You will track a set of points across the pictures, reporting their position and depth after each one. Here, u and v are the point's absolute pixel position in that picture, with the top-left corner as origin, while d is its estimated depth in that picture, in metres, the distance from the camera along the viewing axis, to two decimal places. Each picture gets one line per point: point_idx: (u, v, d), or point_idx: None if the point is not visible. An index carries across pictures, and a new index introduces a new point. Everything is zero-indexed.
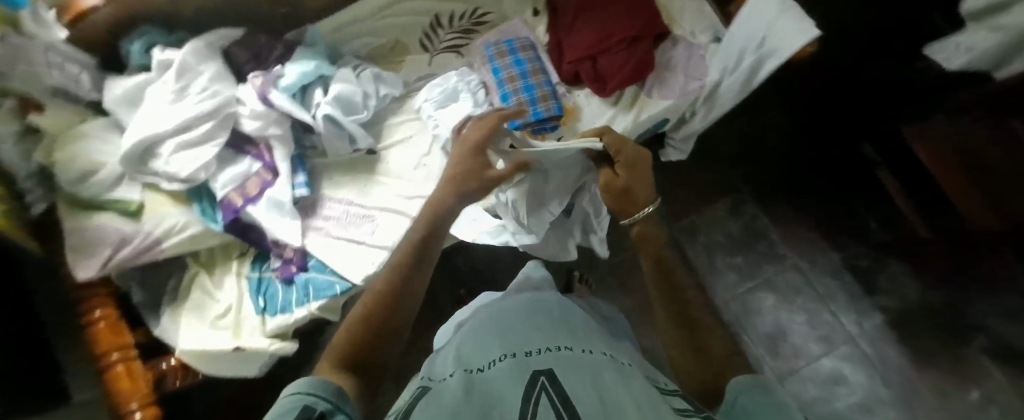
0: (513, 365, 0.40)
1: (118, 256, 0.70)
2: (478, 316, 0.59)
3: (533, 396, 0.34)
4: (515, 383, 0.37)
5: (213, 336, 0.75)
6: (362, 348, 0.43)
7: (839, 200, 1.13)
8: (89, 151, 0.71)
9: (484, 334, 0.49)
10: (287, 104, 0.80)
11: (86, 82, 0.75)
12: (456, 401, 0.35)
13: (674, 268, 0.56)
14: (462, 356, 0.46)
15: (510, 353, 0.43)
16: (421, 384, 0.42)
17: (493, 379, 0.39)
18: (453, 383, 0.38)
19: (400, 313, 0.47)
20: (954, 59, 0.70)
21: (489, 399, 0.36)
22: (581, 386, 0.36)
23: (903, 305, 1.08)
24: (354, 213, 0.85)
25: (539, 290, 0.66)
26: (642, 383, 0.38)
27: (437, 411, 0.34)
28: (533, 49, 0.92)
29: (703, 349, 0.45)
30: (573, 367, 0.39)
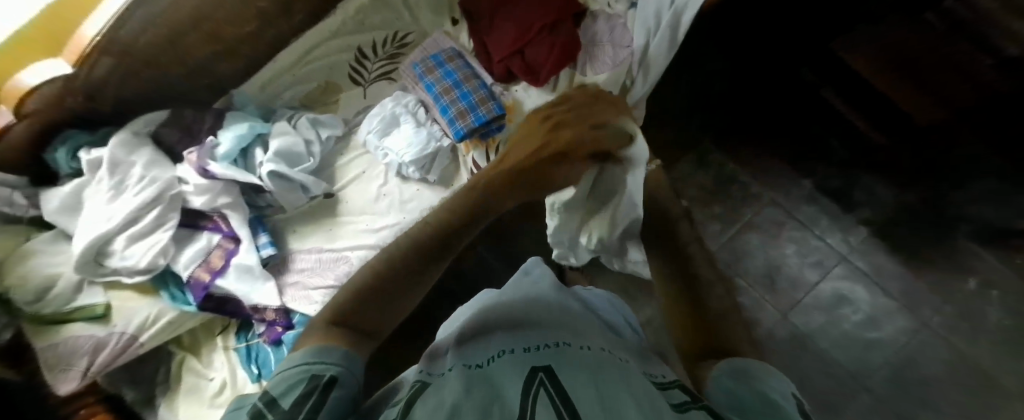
0: (518, 361, 0.39)
1: (98, 362, 0.70)
2: (476, 311, 0.57)
3: (532, 391, 0.32)
4: (514, 378, 0.35)
5: (214, 414, 0.75)
6: (356, 313, 0.41)
7: (796, 128, 1.14)
8: (41, 267, 0.71)
9: (487, 331, 0.47)
10: (229, 171, 0.80)
11: (21, 201, 0.75)
12: (457, 394, 0.33)
13: (678, 223, 0.57)
14: (460, 351, 0.44)
15: (513, 349, 0.41)
16: (419, 379, 0.40)
17: (495, 373, 0.37)
18: (452, 378, 0.36)
19: (407, 290, 0.44)
20: None
21: (490, 389, 0.34)
22: (580, 381, 0.34)
23: (885, 212, 1.08)
24: (328, 259, 0.85)
25: (537, 285, 0.62)
26: (640, 378, 0.36)
27: (434, 405, 0.32)
28: (460, 57, 0.93)
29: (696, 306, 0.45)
30: (573, 363, 0.38)
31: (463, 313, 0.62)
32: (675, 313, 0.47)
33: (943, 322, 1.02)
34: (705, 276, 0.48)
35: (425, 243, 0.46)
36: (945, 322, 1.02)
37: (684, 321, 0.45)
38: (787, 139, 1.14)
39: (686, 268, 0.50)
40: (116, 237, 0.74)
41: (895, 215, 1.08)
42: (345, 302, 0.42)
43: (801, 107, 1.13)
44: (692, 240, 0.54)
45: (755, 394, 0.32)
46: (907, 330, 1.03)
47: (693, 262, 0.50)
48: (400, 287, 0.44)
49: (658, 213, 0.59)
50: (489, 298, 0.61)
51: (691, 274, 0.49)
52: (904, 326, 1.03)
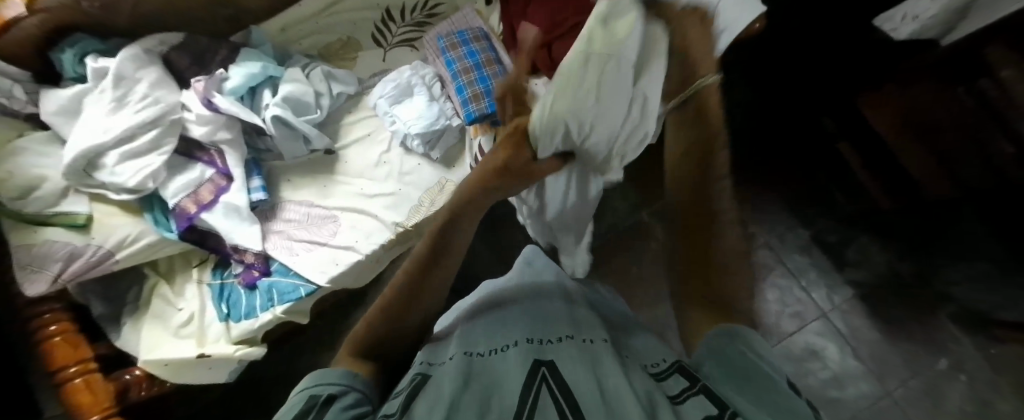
0: (521, 352, 0.41)
1: (69, 271, 0.70)
2: (484, 295, 0.58)
3: (533, 389, 0.35)
4: (516, 372, 0.38)
5: (176, 345, 0.75)
6: (375, 341, 0.43)
7: (806, 175, 1.14)
8: (26, 165, 0.71)
9: (493, 323, 0.48)
10: (233, 107, 0.79)
11: (20, 95, 0.75)
12: (455, 390, 0.35)
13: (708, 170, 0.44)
14: (460, 340, 0.46)
15: (515, 341, 0.43)
16: (421, 370, 0.41)
17: (493, 369, 0.39)
18: (453, 368, 0.39)
19: (414, 305, 0.43)
20: (901, 28, 0.80)
21: (490, 388, 0.36)
22: (582, 381, 0.36)
23: (873, 277, 1.09)
24: (316, 215, 0.84)
25: (540, 277, 0.60)
26: (640, 373, 0.38)
27: (435, 399, 0.34)
28: (486, 39, 0.91)
29: (702, 258, 0.42)
30: (573, 355, 0.40)
31: (467, 298, 0.63)
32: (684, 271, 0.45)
33: (907, 395, 1.02)
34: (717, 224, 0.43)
35: (417, 275, 0.43)
36: (909, 395, 1.02)
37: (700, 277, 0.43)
38: (800, 185, 1.14)
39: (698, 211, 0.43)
40: (108, 152, 0.73)
41: (883, 281, 1.08)
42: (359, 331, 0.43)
43: (815, 160, 1.14)
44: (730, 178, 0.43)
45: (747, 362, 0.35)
46: (869, 396, 1.03)
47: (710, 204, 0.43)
48: (406, 305, 0.43)
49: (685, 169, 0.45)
50: (493, 284, 0.62)
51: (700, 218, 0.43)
52: (868, 392, 1.03)
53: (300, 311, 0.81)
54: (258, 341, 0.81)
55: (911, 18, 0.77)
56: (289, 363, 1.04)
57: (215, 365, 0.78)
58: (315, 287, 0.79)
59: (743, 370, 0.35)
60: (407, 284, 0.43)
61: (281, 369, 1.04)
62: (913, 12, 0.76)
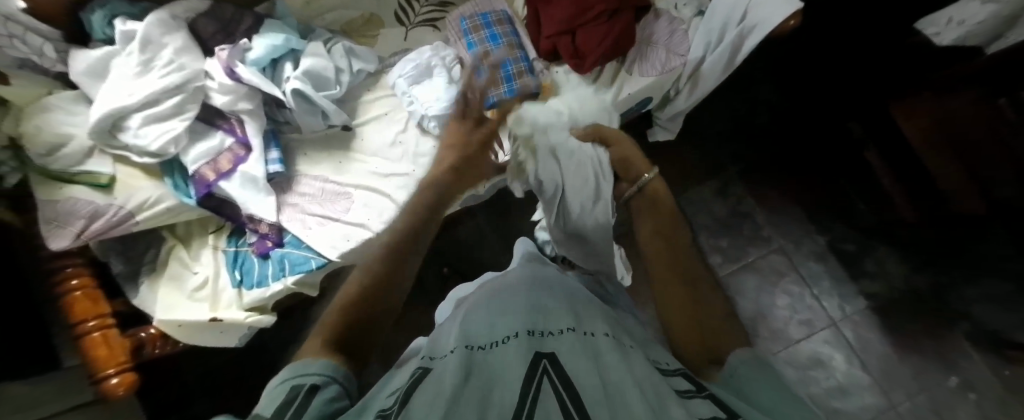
0: (521, 345, 0.41)
1: (92, 228, 0.72)
2: (481, 286, 0.59)
3: (535, 379, 0.35)
4: (516, 365, 0.38)
5: (191, 308, 0.77)
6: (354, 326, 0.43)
7: (826, 179, 1.13)
8: (55, 123, 0.73)
9: (493, 315, 0.48)
10: (255, 78, 0.80)
11: (50, 54, 0.77)
12: (456, 384, 0.35)
13: (686, 249, 0.54)
14: (461, 332, 0.46)
15: (515, 333, 0.43)
16: (421, 365, 0.42)
17: (494, 361, 0.40)
18: (454, 362, 0.39)
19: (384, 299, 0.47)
20: (945, 33, 0.80)
21: (489, 381, 0.37)
22: (583, 371, 0.36)
23: (887, 290, 1.07)
24: (330, 191, 0.85)
25: (543, 266, 0.61)
26: (644, 364, 0.39)
27: (435, 392, 0.35)
28: (509, 23, 0.91)
29: (694, 311, 0.47)
30: (574, 348, 0.40)
31: (467, 288, 0.63)
32: (684, 319, 0.46)
33: (913, 409, 1.00)
34: (698, 274, 0.51)
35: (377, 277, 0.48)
36: (914, 410, 1.00)
37: (701, 326, 0.45)
38: (817, 191, 1.13)
39: (683, 270, 0.51)
40: (133, 114, 0.74)
41: (897, 294, 1.06)
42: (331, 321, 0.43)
43: (834, 166, 1.13)
44: (688, 246, 0.55)
45: (773, 386, 0.36)
46: (874, 408, 1.01)
47: (682, 262, 0.52)
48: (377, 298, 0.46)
49: (665, 242, 0.54)
50: (494, 277, 0.62)
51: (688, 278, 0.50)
52: (872, 403, 1.02)
53: (309, 283, 0.83)
54: (268, 309, 0.84)
55: (957, 22, 0.78)
56: (297, 333, 1.07)
57: (226, 328, 0.80)
58: (326, 260, 0.80)
59: (770, 388, 0.36)
60: (376, 285, 0.47)
61: (289, 338, 1.07)
62: (960, 16, 0.77)
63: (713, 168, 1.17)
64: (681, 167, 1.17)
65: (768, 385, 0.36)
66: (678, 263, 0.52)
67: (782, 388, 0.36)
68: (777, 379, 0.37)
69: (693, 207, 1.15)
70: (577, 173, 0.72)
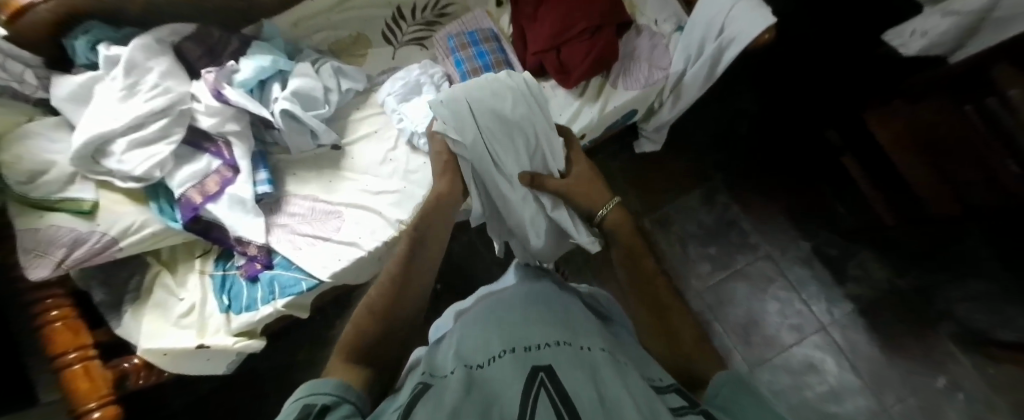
0: (517, 360, 0.41)
1: (73, 256, 0.69)
2: (479, 300, 0.59)
3: (532, 392, 0.35)
4: (513, 380, 0.38)
5: (177, 335, 0.75)
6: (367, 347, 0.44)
7: (808, 185, 1.16)
8: (36, 151, 0.71)
9: (488, 331, 0.48)
10: (242, 100, 0.80)
11: (31, 81, 0.76)
12: (456, 399, 0.35)
13: (656, 275, 0.55)
14: (458, 352, 0.46)
15: (511, 348, 0.43)
16: (421, 380, 0.41)
17: (492, 377, 0.39)
18: (453, 379, 0.39)
19: (394, 322, 0.48)
20: (910, 44, 0.81)
21: (488, 397, 0.36)
22: (579, 383, 0.36)
23: (872, 292, 1.09)
24: (320, 210, 0.84)
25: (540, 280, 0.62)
26: (638, 379, 0.39)
27: (435, 409, 0.34)
28: (496, 40, 0.92)
29: (674, 336, 0.48)
30: (571, 361, 0.40)
31: (465, 302, 0.63)
32: (664, 346, 0.49)
33: (905, 411, 1.02)
34: (670, 303, 0.52)
35: (386, 303, 0.48)
36: (906, 412, 1.02)
37: (682, 350, 0.47)
38: (800, 196, 1.16)
39: (653, 298, 0.52)
40: (117, 139, 0.74)
41: (882, 295, 1.08)
42: (346, 342, 0.44)
43: (814, 172, 1.16)
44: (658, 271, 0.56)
45: (760, 404, 0.36)
46: (865, 411, 1.02)
47: (653, 287, 0.54)
48: (389, 322, 0.47)
49: (638, 277, 0.55)
50: (489, 292, 0.62)
51: (659, 302, 0.52)
52: (864, 407, 1.02)
53: (300, 304, 0.81)
54: (257, 334, 0.82)
55: (921, 35, 0.79)
56: (288, 357, 1.05)
57: (214, 355, 0.78)
58: (317, 281, 0.79)
59: (753, 406, 0.36)
60: (384, 314, 0.47)
61: (280, 363, 1.05)
62: (923, 28, 0.78)
63: (698, 177, 1.19)
64: (666, 178, 1.20)
65: (749, 403, 0.36)
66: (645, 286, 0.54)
67: (765, 406, 0.36)
68: (760, 397, 0.37)
69: (680, 215, 1.18)
70: (519, 115, 0.71)
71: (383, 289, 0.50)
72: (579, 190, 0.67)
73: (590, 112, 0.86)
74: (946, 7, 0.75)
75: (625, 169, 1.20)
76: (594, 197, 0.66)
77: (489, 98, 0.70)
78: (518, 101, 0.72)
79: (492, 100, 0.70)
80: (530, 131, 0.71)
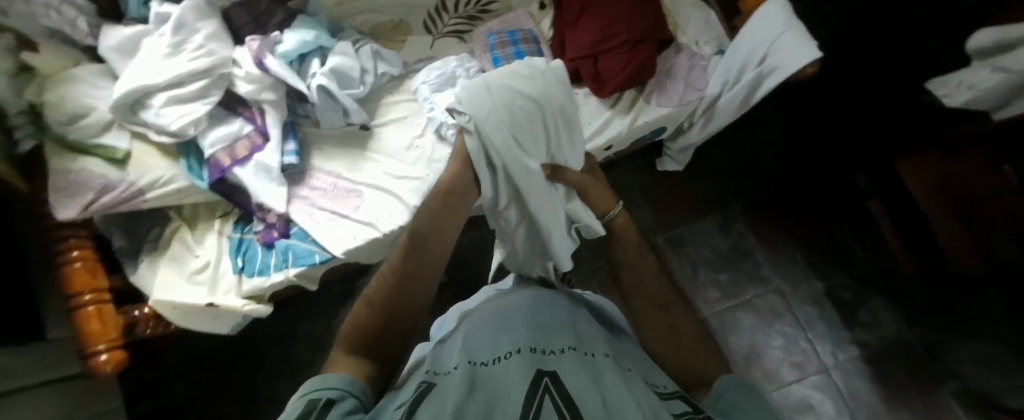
0: (522, 362, 0.41)
1: (100, 201, 0.72)
2: (485, 300, 0.60)
3: (536, 399, 0.36)
4: (517, 383, 0.38)
5: (188, 290, 0.77)
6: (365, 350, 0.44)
7: (829, 225, 1.15)
8: (77, 95, 0.73)
9: (494, 333, 0.48)
10: (281, 71, 0.81)
11: (83, 27, 0.79)
12: (458, 402, 0.36)
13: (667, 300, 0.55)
14: (465, 347, 0.46)
15: (517, 349, 0.44)
16: (426, 378, 0.42)
17: (497, 376, 0.40)
18: (457, 379, 0.39)
19: (394, 327, 0.46)
20: (954, 95, 0.77)
21: (492, 397, 0.37)
22: (585, 390, 0.37)
23: (880, 341, 1.07)
24: (342, 187, 0.86)
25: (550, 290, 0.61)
26: (642, 386, 0.39)
27: (439, 410, 0.35)
28: (535, 42, 0.93)
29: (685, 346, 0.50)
30: (575, 367, 0.40)
31: (471, 300, 0.65)
32: (671, 354, 0.51)
33: None
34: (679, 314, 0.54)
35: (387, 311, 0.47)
36: None
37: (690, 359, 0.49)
38: (819, 236, 1.15)
39: (659, 308, 0.54)
40: (157, 94, 0.75)
41: (889, 345, 1.07)
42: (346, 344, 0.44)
43: (837, 213, 1.14)
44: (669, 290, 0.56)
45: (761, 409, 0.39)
46: None
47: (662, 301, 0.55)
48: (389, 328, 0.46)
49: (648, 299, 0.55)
50: (496, 293, 0.62)
51: (669, 318, 0.53)
52: None
53: (309, 277, 0.83)
54: (265, 299, 0.83)
55: (967, 87, 0.75)
56: (291, 326, 1.07)
57: (222, 315, 0.79)
58: (330, 256, 0.80)
59: (756, 411, 0.39)
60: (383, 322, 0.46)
61: (283, 331, 1.07)
62: (969, 81, 0.74)
63: (717, 203, 1.19)
64: (685, 200, 1.19)
65: (754, 408, 0.39)
66: (650, 309, 0.55)
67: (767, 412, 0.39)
68: (763, 402, 0.40)
69: (694, 239, 1.17)
70: (547, 100, 0.60)
71: (389, 280, 0.48)
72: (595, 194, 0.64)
73: (620, 124, 0.86)
74: (997, 62, 0.70)
75: (645, 186, 1.20)
76: (602, 201, 0.65)
77: (512, 81, 0.58)
78: (544, 87, 0.61)
79: (514, 83, 0.58)
80: (555, 120, 0.62)
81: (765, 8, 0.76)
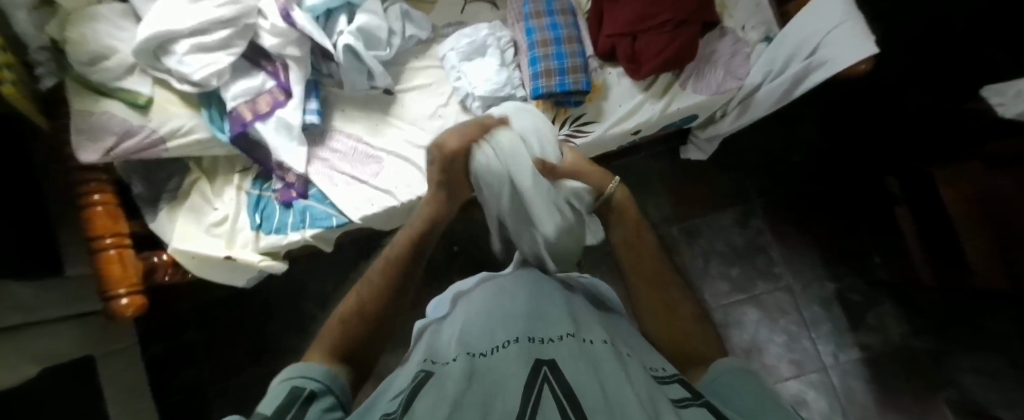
0: (521, 351, 0.41)
1: (122, 146, 0.71)
2: (481, 283, 0.61)
3: (536, 386, 0.35)
4: (516, 371, 0.38)
5: (207, 241, 0.77)
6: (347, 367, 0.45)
7: (848, 228, 1.13)
8: (100, 35, 0.71)
9: (491, 321, 0.48)
10: (310, 26, 0.79)
11: None
12: (456, 390, 0.35)
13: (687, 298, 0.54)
14: (463, 338, 0.46)
15: (516, 338, 0.43)
16: (424, 368, 0.42)
17: (495, 365, 0.40)
18: (455, 370, 0.39)
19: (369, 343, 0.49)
20: (1010, 105, 0.70)
21: (489, 386, 0.36)
22: (584, 378, 0.36)
23: (883, 346, 1.07)
24: (362, 153, 0.84)
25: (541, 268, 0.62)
26: (641, 373, 0.39)
27: (438, 399, 0.35)
28: (572, 15, 0.89)
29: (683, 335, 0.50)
30: (573, 354, 0.40)
31: (468, 281, 0.65)
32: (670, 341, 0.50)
33: None
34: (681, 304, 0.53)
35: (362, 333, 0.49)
36: None
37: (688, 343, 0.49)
38: (836, 238, 1.13)
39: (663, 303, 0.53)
40: (180, 40, 0.73)
41: (891, 351, 1.07)
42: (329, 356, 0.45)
43: (858, 216, 1.12)
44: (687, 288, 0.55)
45: (758, 390, 0.39)
46: None
47: (664, 292, 0.53)
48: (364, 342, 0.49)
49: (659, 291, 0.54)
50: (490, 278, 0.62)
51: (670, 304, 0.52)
52: None
53: (325, 238, 0.83)
54: (280, 256, 0.84)
55: None
56: (302, 283, 1.09)
57: (237, 268, 0.80)
58: (347, 220, 0.80)
59: (750, 391, 0.39)
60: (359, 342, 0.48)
61: (295, 286, 1.09)
62: None
63: (737, 195, 1.16)
64: (705, 190, 1.17)
65: (749, 388, 0.39)
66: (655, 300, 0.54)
67: (763, 392, 0.39)
68: (758, 380, 0.40)
69: (709, 230, 1.16)
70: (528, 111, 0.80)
71: (362, 307, 0.51)
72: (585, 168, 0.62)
73: (652, 109, 0.84)
74: None
75: (665, 173, 1.17)
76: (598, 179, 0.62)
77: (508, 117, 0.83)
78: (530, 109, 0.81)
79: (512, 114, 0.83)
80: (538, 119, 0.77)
81: (817, 1, 0.74)
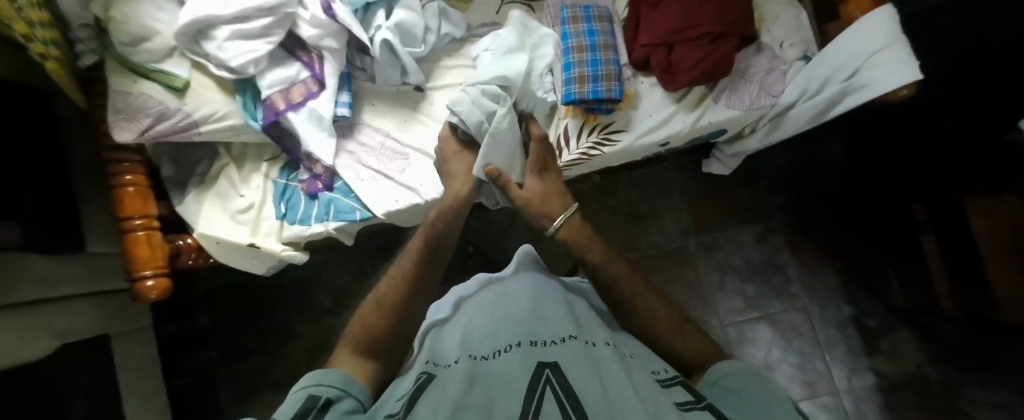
0: (521, 354, 0.41)
1: (155, 128, 0.72)
2: (485, 285, 0.61)
3: (538, 389, 0.35)
4: (517, 376, 0.37)
5: (232, 227, 0.78)
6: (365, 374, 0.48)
7: (869, 252, 1.11)
8: (143, 15, 0.71)
9: (496, 323, 0.48)
10: (349, 19, 0.79)
11: None
12: (459, 394, 0.36)
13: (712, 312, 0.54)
14: (466, 340, 0.47)
15: (517, 342, 0.43)
16: (426, 370, 0.43)
17: (495, 368, 0.40)
18: (458, 374, 0.39)
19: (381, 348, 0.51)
20: None
21: (491, 390, 0.37)
22: (586, 382, 0.36)
23: (898, 373, 1.06)
24: (389, 148, 0.84)
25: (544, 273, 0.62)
26: (643, 375, 0.39)
27: (440, 403, 0.36)
28: (609, 22, 0.88)
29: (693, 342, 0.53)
30: (573, 356, 0.40)
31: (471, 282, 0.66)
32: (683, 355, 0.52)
33: None
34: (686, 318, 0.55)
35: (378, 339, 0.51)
36: None
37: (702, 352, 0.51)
38: (855, 261, 1.12)
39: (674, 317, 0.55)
40: (220, 26, 0.73)
41: (907, 379, 1.05)
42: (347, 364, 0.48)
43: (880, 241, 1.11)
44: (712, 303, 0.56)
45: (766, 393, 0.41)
46: None
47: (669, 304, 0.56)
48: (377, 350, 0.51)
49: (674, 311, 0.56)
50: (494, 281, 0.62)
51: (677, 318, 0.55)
52: None
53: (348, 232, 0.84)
54: (302, 246, 0.84)
55: None
56: (318, 273, 1.10)
57: (259, 255, 0.80)
58: (370, 215, 0.81)
59: (762, 395, 0.41)
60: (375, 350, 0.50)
61: (310, 276, 1.10)
62: None
63: (758, 212, 1.15)
64: (725, 205, 1.16)
65: (758, 393, 0.42)
66: (666, 316, 0.55)
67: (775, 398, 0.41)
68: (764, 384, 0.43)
69: (727, 245, 1.15)
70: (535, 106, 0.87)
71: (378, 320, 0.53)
72: (537, 203, 0.69)
73: (683, 122, 0.84)
74: None
75: (686, 185, 1.17)
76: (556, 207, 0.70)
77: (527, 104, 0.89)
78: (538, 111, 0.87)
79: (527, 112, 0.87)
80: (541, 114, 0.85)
81: (863, 23, 0.72)
